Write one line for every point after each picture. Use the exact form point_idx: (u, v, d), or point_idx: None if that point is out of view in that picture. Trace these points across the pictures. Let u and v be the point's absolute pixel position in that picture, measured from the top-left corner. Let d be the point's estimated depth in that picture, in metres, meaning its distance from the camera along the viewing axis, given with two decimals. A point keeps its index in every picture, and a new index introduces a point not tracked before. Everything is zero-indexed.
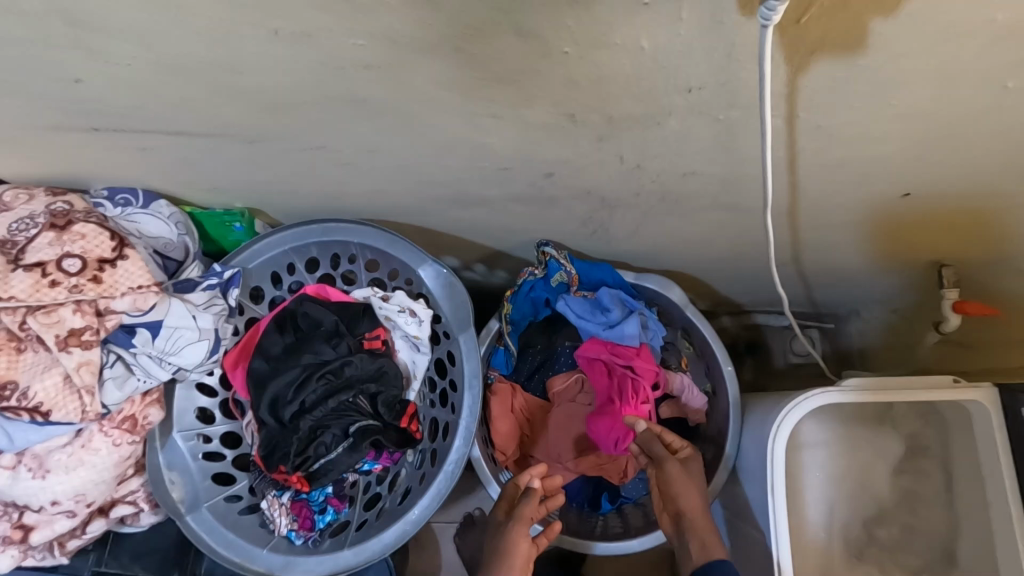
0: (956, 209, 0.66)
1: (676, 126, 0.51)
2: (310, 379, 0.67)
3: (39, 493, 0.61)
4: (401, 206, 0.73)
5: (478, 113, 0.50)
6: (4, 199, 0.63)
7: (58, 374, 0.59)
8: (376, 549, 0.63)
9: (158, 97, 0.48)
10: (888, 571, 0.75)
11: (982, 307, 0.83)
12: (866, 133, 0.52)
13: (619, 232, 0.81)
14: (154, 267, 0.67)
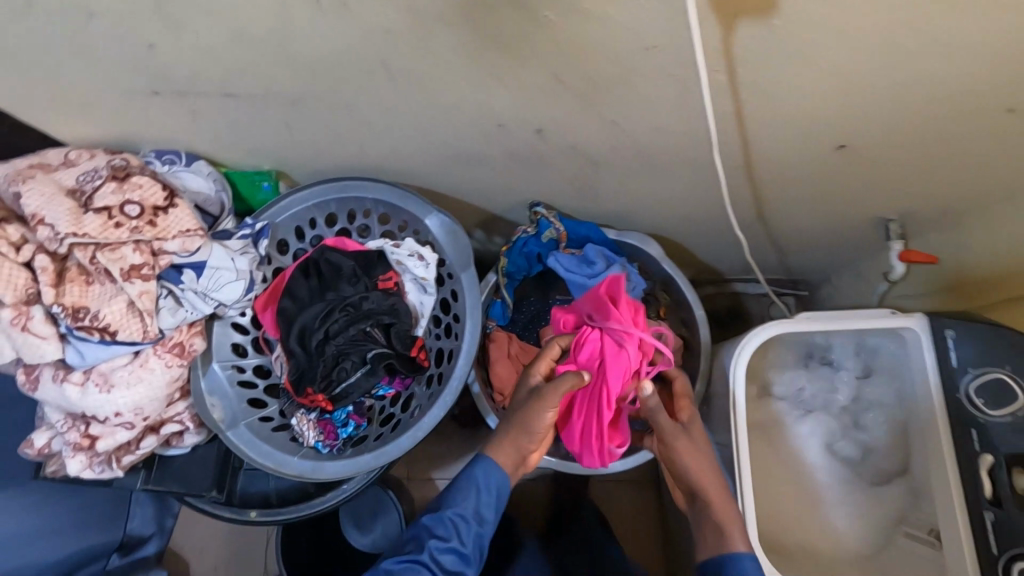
0: (884, 157, 0.78)
1: (641, 84, 0.62)
2: (333, 311, 0.78)
3: (105, 404, 0.71)
4: (410, 166, 0.84)
5: (478, 73, 0.61)
6: (70, 157, 0.74)
7: (122, 301, 0.70)
8: (393, 453, 0.75)
9: (216, 58, 0.60)
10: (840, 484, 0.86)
11: (922, 255, 0.95)
12: (796, 88, 0.63)
13: (601, 193, 0.92)
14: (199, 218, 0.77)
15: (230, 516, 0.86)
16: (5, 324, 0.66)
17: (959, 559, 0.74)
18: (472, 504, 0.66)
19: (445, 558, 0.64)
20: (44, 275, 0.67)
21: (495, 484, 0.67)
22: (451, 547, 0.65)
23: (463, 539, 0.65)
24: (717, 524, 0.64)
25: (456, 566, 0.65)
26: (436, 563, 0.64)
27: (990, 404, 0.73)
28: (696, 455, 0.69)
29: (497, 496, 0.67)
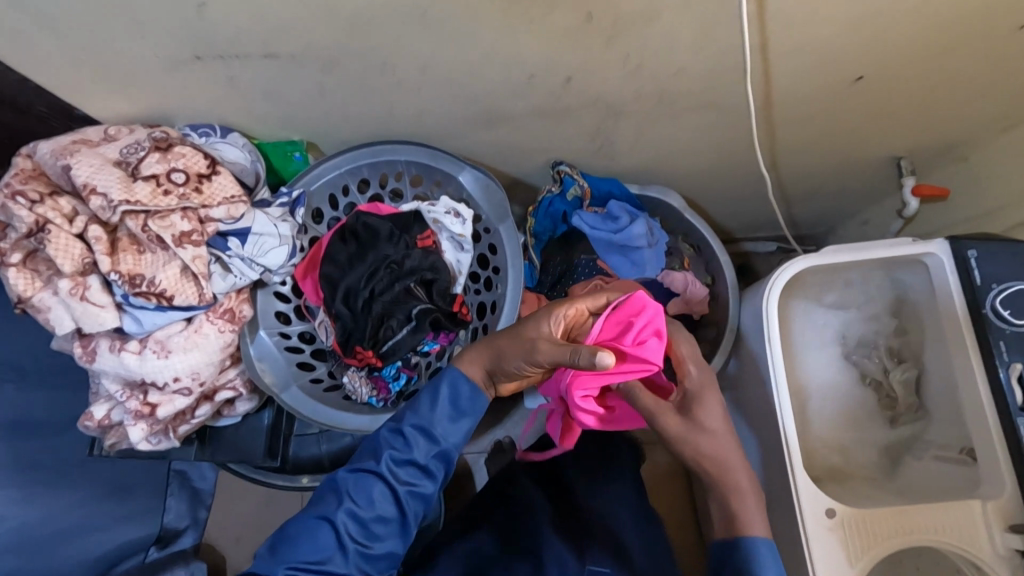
0: (896, 88, 0.81)
1: (671, 18, 0.64)
2: (377, 270, 0.80)
3: (163, 370, 0.73)
4: (438, 129, 0.86)
5: (516, 17, 0.63)
6: (109, 133, 0.74)
7: (176, 267, 0.72)
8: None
9: (262, 15, 0.62)
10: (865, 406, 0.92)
11: (935, 188, 0.98)
12: (818, 14, 0.65)
13: (622, 147, 0.95)
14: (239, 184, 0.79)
15: (282, 483, 0.90)
16: (64, 294, 0.68)
17: (992, 467, 0.78)
18: (434, 417, 0.68)
19: (403, 471, 0.68)
20: (99, 245, 0.68)
21: (459, 395, 0.69)
22: (409, 460, 0.67)
23: (423, 452, 0.68)
24: (729, 514, 0.67)
25: (415, 477, 0.68)
26: (394, 475, 0.67)
27: (1015, 314, 0.77)
28: (733, 454, 0.68)
29: (459, 409, 0.68)
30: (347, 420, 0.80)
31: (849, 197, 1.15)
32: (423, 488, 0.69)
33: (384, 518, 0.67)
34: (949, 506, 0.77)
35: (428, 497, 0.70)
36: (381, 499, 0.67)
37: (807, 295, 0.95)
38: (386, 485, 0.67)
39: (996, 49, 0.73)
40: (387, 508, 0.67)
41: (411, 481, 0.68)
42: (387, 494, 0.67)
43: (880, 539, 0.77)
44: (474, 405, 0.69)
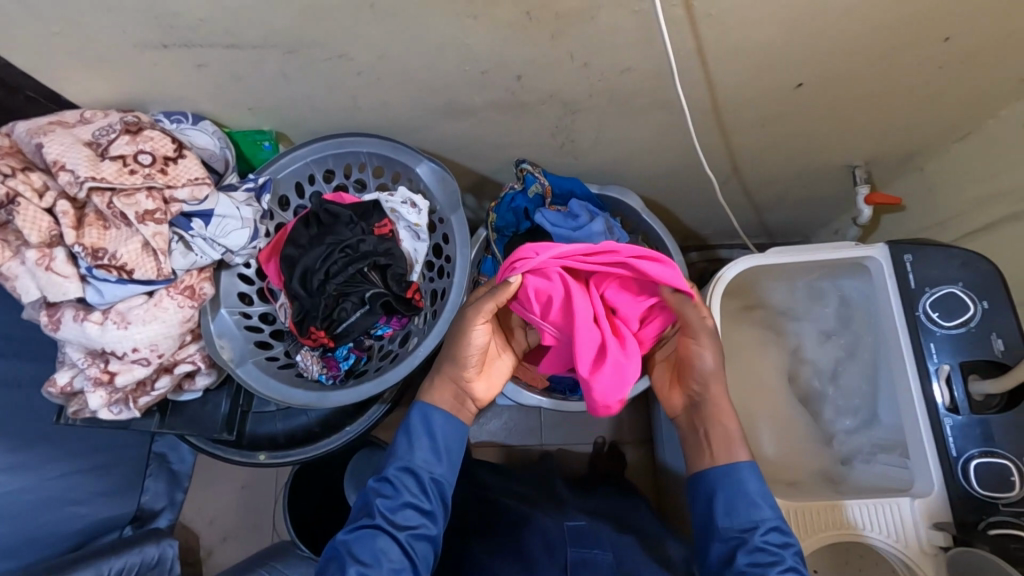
0: (838, 96, 0.84)
1: (607, 19, 0.68)
2: (333, 253, 0.83)
3: (122, 340, 0.77)
4: (401, 122, 0.90)
5: (458, 12, 0.67)
6: (85, 115, 0.79)
7: (137, 242, 0.76)
8: (386, 381, 0.83)
9: (222, 5, 0.66)
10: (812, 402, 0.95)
11: (888, 196, 1.00)
12: (748, 20, 0.69)
13: (582, 146, 0.98)
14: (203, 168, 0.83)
15: (240, 459, 0.92)
16: (30, 264, 0.72)
17: (922, 464, 0.80)
18: (412, 454, 0.73)
19: (399, 515, 0.70)
20: (65, 219, 0.72)
21: (432, 431, 0.74)
22: (400, 502, 0.71)
23: (413, 490, 0.72)
24: (722, 437, 0.73)
25: (415, 520, 0.71)
26: (391, 522, 0.70)
27: (945, 317, 0.79)
28: (717, 382, 0.73)
29: (434, 440, 0.74)
30: (295, 394, 0.84)
31: (813, 204, 1.18)
32: (423, 528, 0.71)
33: (398, 569, 0.68)
34: (882, 502, 0.79)
35: (432, 536, 0.72)
36: (386, 548, 0.69)
37: (758, 298, 0.98)
38: (387, 534, 0.70)
39: (929, 57, 0.76)
40: (396, 557, 0.68)
41: (409, 524, 0.70)
42: (391, 543, 0.69)
43: (814, 532, 0.79)
44: (451, 434, 0.75)
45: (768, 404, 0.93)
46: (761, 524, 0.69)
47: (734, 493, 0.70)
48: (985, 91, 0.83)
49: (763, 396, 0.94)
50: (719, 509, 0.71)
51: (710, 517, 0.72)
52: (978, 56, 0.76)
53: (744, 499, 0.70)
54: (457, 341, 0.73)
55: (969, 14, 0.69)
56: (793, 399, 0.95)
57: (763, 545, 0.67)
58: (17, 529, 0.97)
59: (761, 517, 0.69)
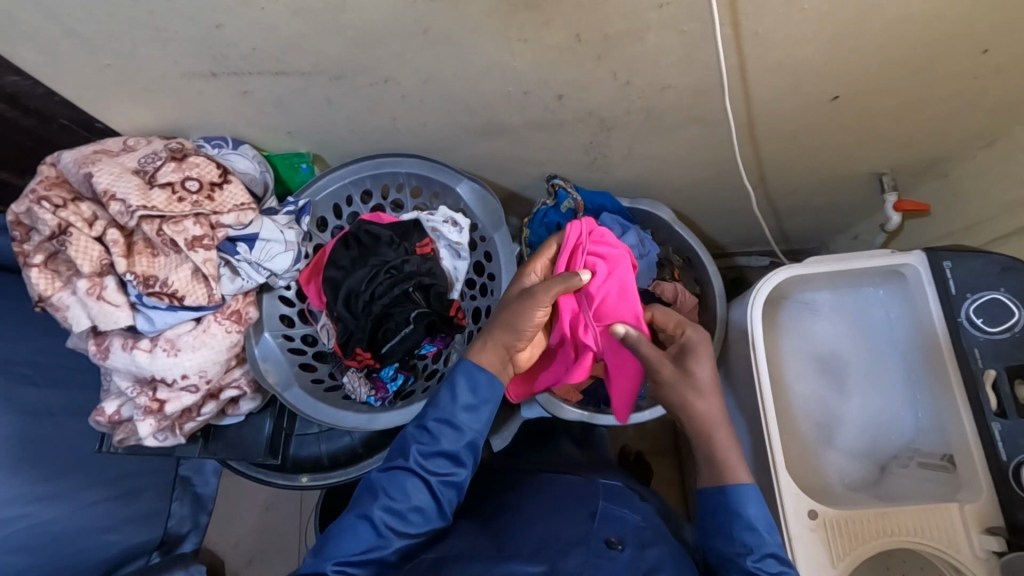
0: (872, 107, 0.86)
1: (654, 40, 0.69)
2: (378, 274, 0.83)
3: (173, 367, 0.77)
4: (438, 142, 0.91)
5: (510, 37, 0.68)
6: (128, 143, 0.79)
7: (187, 269, 0.76)
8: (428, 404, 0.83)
9: (276, 37, 0.67)
10: (861, 406, 0.92)
11: (915, 204, 1.02)
12: (790, 38, 0.70)
13: (613, 161, 0.99)
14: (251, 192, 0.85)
15: (282, 482, 0.92)
16: (82, 294, 0.72)
17: (971, 469, 0.80)
18: (454, 407, 0.69)
19: (433, 461, 0.67)
20: (116, 247, 0.73)
21: (475, 384, 0.69)
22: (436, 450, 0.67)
23: (451, 441, 0.68)
24: (713, 464, 0.67)
25: (447, 468, 0.68)
26: (424, 466, 0.67)
27: (988, 323, 0.80)
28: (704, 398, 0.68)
29: (478, 396, 0.69)
30: (345, 417, 0.85)
31: (836, 212, 1.19)
32: (454, 477, 0.69)
33: (421, 508, 0.67)
34: (927, 510, 0.79)
35: (460, 484, 0.69)
36: (415, 490, 0.66)
37: (799, 304, 0.97)
38: (418, 477, 0.67)
39: (963, 69, 0.78)
40: (424, 500, 0.66)
41: (441, 472, 0.68)
42: (421, 486, 0.67)
43: (862, 542, 0.79)
44: (490, 389, 0.70)
45: (808, 414, 0.93)
46: (758, 550, 0.64)
47: (737, 511, 0.65)
48: (1014, 101, 0.84)
49: (803, 403, 0.94)
50: (718, 524, 0.66)
51: (709, 526, 0.68)
52: (1011, 67, 0.78)
53: (745, 520, 0.65)
54: (522, 312, 0.70)
55: (1006, 27, 0.70)
56: (841, 406, 0.93)
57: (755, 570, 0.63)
58: (43, 559, 0.97)
59: (758, 544, 0.64)
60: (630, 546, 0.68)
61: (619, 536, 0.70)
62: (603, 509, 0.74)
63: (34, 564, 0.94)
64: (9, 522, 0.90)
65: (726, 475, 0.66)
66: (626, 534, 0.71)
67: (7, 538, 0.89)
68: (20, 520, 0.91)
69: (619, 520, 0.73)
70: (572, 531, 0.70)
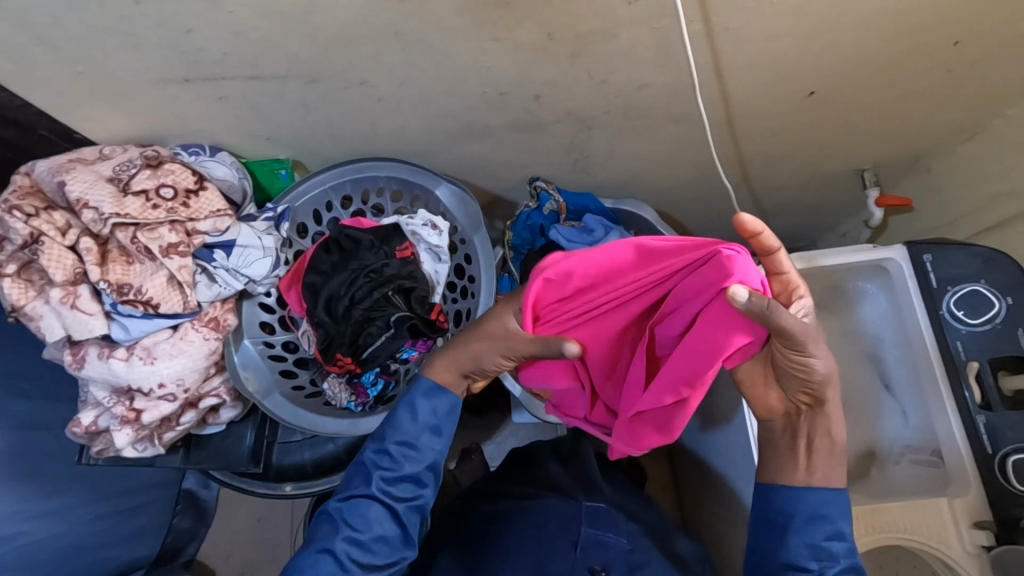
0: (850, 102, 0.86)
1: (627, 37, 0.69)
2: (358, 278, 0.83)
3: (150, 376, 0.76)
4: (418, 144, 0.91)
5: (484, 37, 0.68)
6: (103, 151, 0.79)
7: (163, 276, 0.75)
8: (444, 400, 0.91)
9: (249, 41, 0.67)
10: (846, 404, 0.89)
11: (898, 198, 1.01)
12: (763, 33, 0.70)
13: (596, 162, 0.99)
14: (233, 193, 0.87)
15: (265, 490, 0.92)
16: (55, 302, 0.72)
17: (957, 464, 0.78)
18: (413, 431, 0.71)
19: (396, 489, 0.70)
20: (90, 256, 0.72)
21: (432, 407, 0.72)
22: (398, 476, 0.70)
23: (408, 463, 0.71)
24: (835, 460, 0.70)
25: (409, 491, 0.71)
26: (386, 493, 0.70)
27: (971, 314, 0.80)
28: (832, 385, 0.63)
29: (437, 420, 0.71)
30: (325, 424, 0.86)
31: (822, 209, 1.19)
32: (417, 500, 0.72)
33: (385, 534, 0.70)
34: (918, 506, 0.79)
35: (424, 506, 0.73)
36: (377, 519, 0.69)
37: None
38: (381, 505, 0.70)
39: (938, 62, 0.78)
40: (387, 529, 0.70)
41: (404, 496, 0.71)
42: (384, 513, 0.70)
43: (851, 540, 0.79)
44: (447, 412, 0.72)
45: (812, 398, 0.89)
46: (840, 561, 0.69)
47: (818, 521, 0.69)
48: (992, 91, 0.84)
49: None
50: (795, 534, 0.69)
51: (780, 536, 0.70)
52: (986, 59, 0.78)
53: (828, 526, 0.69)
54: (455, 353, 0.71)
55: (979, 19, 0.70)
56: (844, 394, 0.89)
57: None
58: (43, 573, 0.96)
59: (840, 553, 0.69)
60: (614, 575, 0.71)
61: (602, 562, 0.73)
62: (586, 537, 0.75)
63: None
64: (6, 539, 0.90)
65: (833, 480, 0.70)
66: (611, 559, 0.73)
67: (7, 555, 0.89)
68: (20, 537, 0.91)
69: (604, 547, 0.74)
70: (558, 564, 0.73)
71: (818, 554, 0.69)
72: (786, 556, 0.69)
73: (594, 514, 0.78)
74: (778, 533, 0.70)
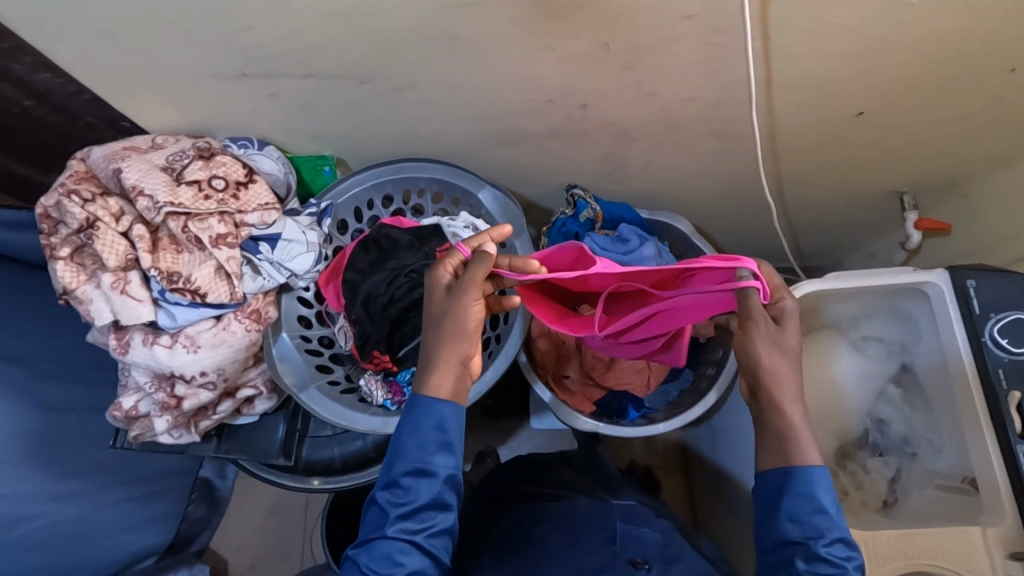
0: (896, 123, 0.85)
1: (680, 51, 0.69)
2: (397, 278, 0.83)
3: (192, 363, 0.77)
4: (459, 148, 0.92)
5: (539, 45, 0.68)
6: (156, 141, 0.80)
7: (211, 266, 0.76)
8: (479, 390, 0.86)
9: (307, 40, 0.68)
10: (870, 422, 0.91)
11: (936, 222, 1.00)
12: (816, 52, 0.70)
13: (633, 173, 0.99)
14: (279, 179, 0.87)
15: (293, 483, 0.91)
16: (106, 287, 0.73)
17: (993, 496, 0.77)
18: (422, 451, 0.62)
19: (416, 518, 0.61)
20: (142, 242, 0.73)
21: (441, 422, 0.62)
22: (413, 506, 0.61)
23: (427, 488, 0.62)
24: (785, 443, 0.62)
25: (432, 518, 0.62)
26: (406, 528, 0.61)
27: (1015, 343, 0.78)
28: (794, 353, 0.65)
29: (446, 430, 0.62)
30: (360, 419, 0.83)
31: (853, 229, 1.19)
32: (442, 524, 0.62)
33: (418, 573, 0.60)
34: (947, 531, 0.78)
35: (451, 527, 0.63)
36: (404, 556, 0.60)
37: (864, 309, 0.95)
38: (403, 541, 0.60)
39: (990, 86, 0.77)
40: (417, 564, 0.60)
41: (426, 526, 0.61)
42: (409, 548, 0.60)
43: (884, 563, 0.78)
44: (458, 419, 0.63)
45: (827, 381, 0.93)
46: (828, 535, 0.60)
47: (803, 496, 0.61)
48: None
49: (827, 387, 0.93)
50: (782, 509, 0.62)
51: (768, 513, 0.63)
52: None
53: (810, 501, 0.61)
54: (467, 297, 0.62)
55: None
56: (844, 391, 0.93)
57: (825, 557, 0.59)
58: (68, 552, 1.01)
59: (827, 526, 0.61)
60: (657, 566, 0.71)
61: (644, 556, 0.72)
62: (623, 531, 0.76)
63: (47, 560, 0.96)
64: (24, 520, 0.91)
65: (796, 456, 0.62)
66: (649, 553, 0.74)
67: (24, 537, 0.91)
68: (36, 519, 0.93)
69: (640, 541, 0.75)
70: (593, 558, 0.72)
71: (801, 524, 0.61)
72: (778, 533, 0.62)
73: (626, 511, 0.80)
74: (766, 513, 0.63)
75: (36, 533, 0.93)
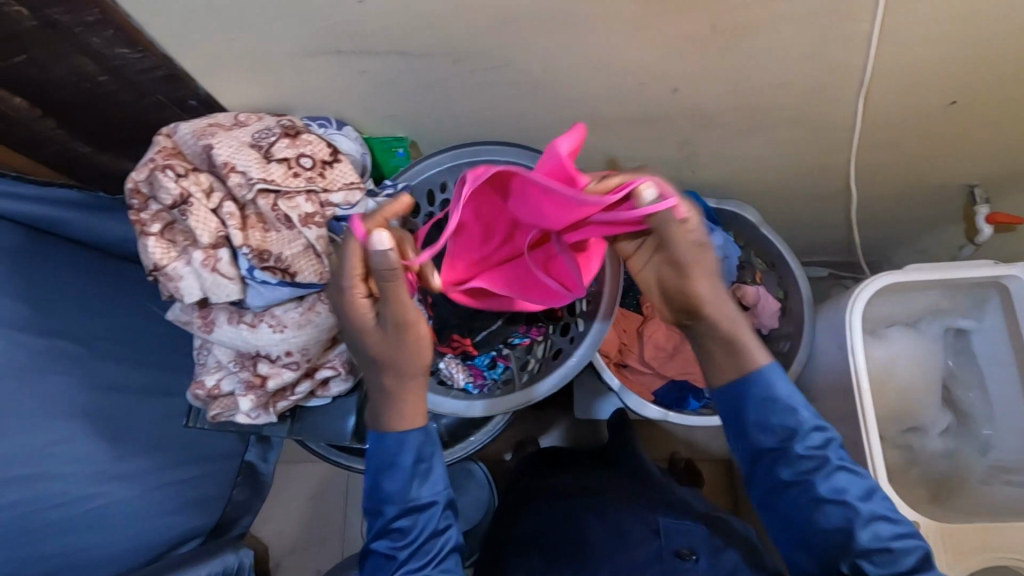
0: (986, 115, 0.84)
1: (788, 33, 0.68)
2: None
3: (279, 343, 0.78)
4: (536, 132, 0.91)
5: (648, 25, 0.67)
6: (240, 118, 0.79)
7: (300, 244, 0.75)
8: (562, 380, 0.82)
9: (413, 16, 0.67)
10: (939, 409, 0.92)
11: (1011, 218, 0.98)
12: (926, 36, 0.69)
13: (705, 161, 0.99)
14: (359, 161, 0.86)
15: (363, 468, 0.94)
16: (197, 264, 0.72)
17: None
18: (405, 492, 0.68)
19: (420, 549, 0.67)
20: (232, 220, 0.73)
21: (400, 463, 0.68)
22: (414, 542, 0.67)
23: (420, 521, 0.68)
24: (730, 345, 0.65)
25: (436, 543, 0.68)
26: (413, 561, 0.66)
27: None
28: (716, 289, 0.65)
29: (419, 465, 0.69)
30: (442, 403, 0.82)
31: (912, 226, 1.18)
32: (446, 544, 0.68)
33: None
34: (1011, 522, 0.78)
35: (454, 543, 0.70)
36: None
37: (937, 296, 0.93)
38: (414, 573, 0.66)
39: None
40: None
41: (431, 553, 0.67)
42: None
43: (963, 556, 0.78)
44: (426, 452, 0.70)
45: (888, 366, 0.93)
46: (799, 432, 0.65)
47: (762, 399, 0.65)
48: None
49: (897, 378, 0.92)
50: (748, 419, 0.66)
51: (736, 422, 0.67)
52: None
53: (774, 405, 0.65)
54: (385, 308, 0.60)
55: None
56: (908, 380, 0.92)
57: (806, 452, 0.64)
58: (140, 532, 1.01)
59: (807, 419, 0.65)
60: (705, 556, 0.73)
61: (690, 546, 0.74)
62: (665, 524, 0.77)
63: (105, 543, 0.93)
64: (80, 501, 0.89)
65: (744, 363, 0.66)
66: (695, 542, 0.75)
67: (73, 520, 0.88)
68: (93, 499, 0.91)
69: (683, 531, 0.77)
70: (641, 552, 0.74)
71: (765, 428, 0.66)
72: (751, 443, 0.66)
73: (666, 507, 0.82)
74: (739, 430, 0.67)
75: (96, 514, 0.92)
